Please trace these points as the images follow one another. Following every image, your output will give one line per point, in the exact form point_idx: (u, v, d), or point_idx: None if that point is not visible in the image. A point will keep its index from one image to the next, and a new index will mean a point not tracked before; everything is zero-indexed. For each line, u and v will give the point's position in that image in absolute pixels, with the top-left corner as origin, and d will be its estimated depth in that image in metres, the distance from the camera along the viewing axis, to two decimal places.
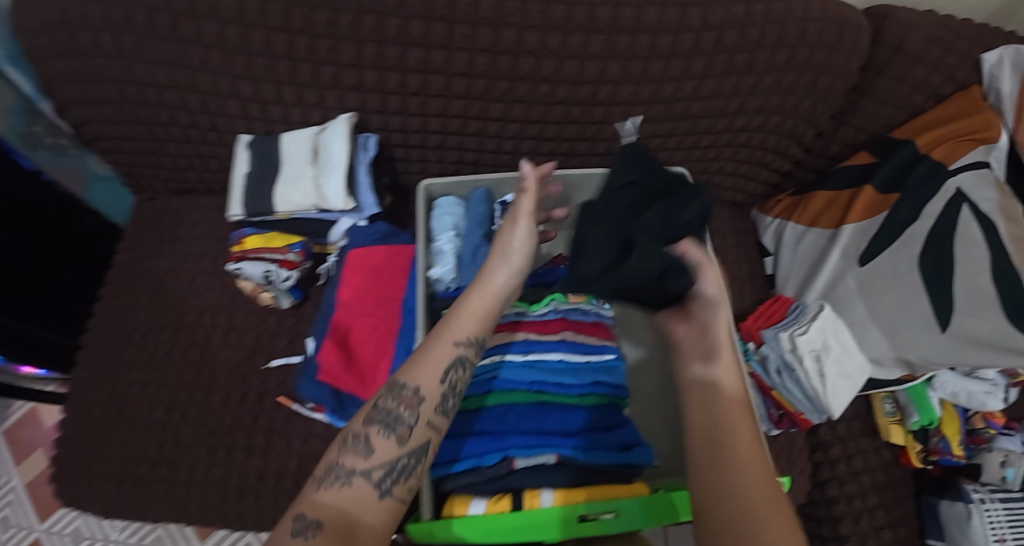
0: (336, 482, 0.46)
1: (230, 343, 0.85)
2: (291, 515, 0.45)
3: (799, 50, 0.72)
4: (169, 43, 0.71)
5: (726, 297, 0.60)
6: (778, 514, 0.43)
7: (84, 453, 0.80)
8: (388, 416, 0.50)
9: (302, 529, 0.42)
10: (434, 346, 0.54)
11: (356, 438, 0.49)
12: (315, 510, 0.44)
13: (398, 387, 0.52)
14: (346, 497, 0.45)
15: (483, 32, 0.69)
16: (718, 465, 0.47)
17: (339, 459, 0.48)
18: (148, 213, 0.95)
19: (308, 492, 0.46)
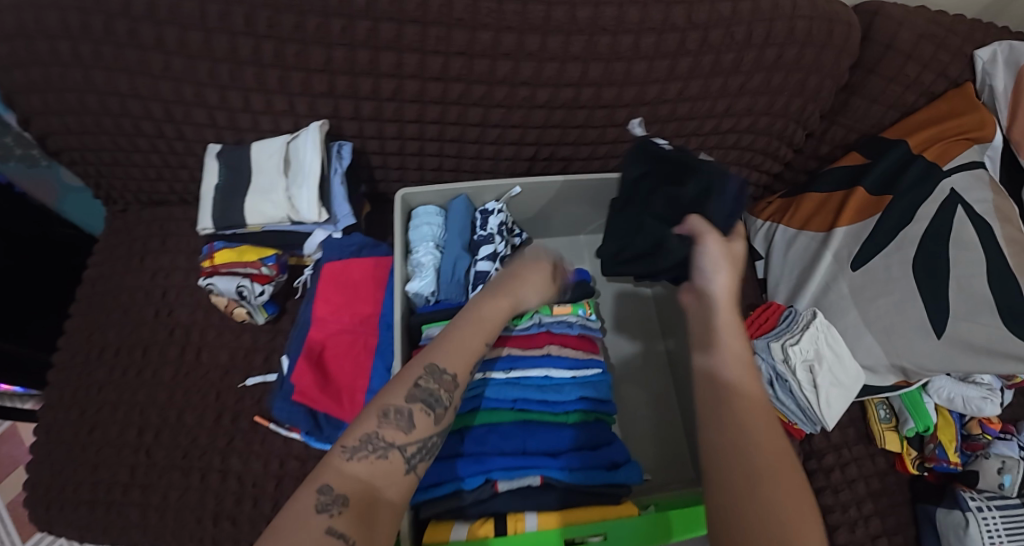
0: (371, 454, 0.45)
1: (203, 362, 0.82)
2: (317, 484, 0.43)
3: (788, 49, 0.70)
4: (128, 51, 0.67)
5: (724, 265, 0.54)
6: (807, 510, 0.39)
7: (49, 481, 0.76)
8: (428, 396, 0.50)
9: (330, 504, 0.41)
10: (471, 333, 0.55)
11: (395, 412, 0.48)
12: (344, 481, 0.43)
13: (438, 370, 0.51)
14: (378, 472, 0.45)
15: (458, 34, 0.65)
16: (741, 456, 0.42)
17: (376, 430, 0.47)
18: (118, 226, 0.91)
19: (337, 461, 0.44)
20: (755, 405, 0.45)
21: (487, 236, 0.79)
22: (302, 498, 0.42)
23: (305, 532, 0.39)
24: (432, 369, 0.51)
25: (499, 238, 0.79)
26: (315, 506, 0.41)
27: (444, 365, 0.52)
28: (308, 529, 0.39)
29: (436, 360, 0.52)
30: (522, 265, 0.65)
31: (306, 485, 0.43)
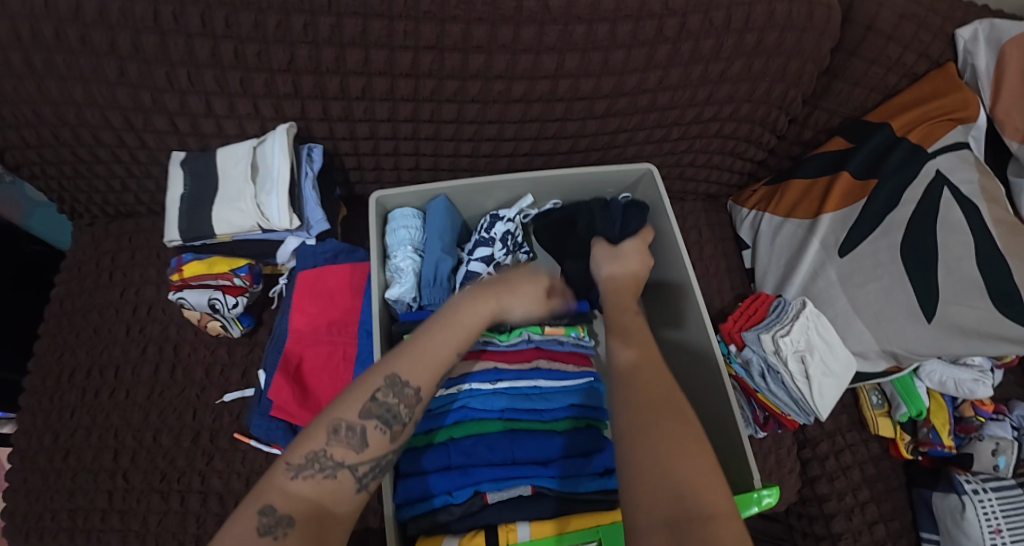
0: (318, 473, 0.44)
1: (178, 380, 0.79)
2: (258, 503, 0.42)
3: (768, 34, 0.68)
4: (81, 58, 0.64)
5: (634, 258, 0.71)
6: (703, 482, 0.41)
7: (22, 513, 0.72)
8: (385, 411, 0.48)
9: (272, 527, 0.40)
10: (441, 341, 0.52)
11: (347, 429, 0.46)
12: (286, 502, 0.42)
13: (400, 382, 0.49)
14: (324, 492, 0.44)
15: (426, 28, 0.63)
16: (648, 436, 0.44)
17: (325, 447, 0.45)
18: (85, 241, 0.87)
19: (280, 479, 0.43)
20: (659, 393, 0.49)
21: (490, 237, 0.78)
22: (240, 517, 0.41)
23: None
24: (392, 380, 0.49)
25: (500, 244, 0.78)
26: (257, 528, 0.40)
27: (406, 377, 0.49)
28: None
29: (399, 370, 0.49)
30: (510, 276, 0.62)
31: (246, 502, 0.42)
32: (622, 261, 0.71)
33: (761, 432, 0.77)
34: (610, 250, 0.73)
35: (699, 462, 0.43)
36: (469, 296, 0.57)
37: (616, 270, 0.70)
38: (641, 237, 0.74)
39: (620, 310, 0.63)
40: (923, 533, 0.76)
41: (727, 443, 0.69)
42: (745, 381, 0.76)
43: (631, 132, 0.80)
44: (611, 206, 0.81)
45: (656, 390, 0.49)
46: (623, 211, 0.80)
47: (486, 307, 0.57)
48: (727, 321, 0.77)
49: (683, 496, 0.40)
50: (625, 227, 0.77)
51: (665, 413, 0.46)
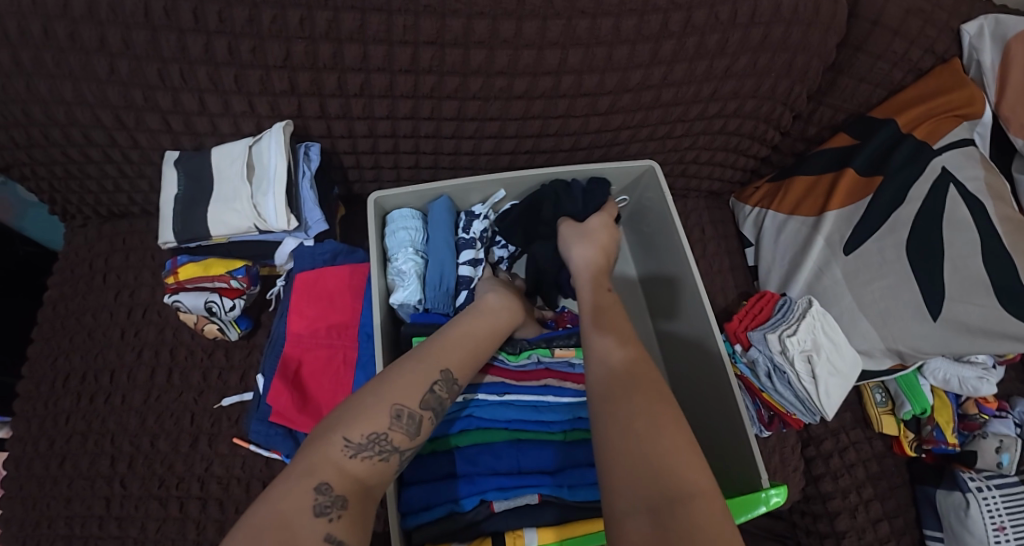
0: (375, 455, 0.45)
1: (175, 384, 0.78)
2: (315, 479, 0.41)
3: (774, 28, 0.67)
4: (71, 55, 0.62)
5: (602, 229, 0.72)
6: (689, 463, 0.41)
7: (19, 520, 0.71)
8: (438, 404, 0.50)
9: (328, 507, 0.40)
10: (483, 346, 0.57)
11: (407, 416, 0.48)
12: (343, 480, 0.42)
13: (450, 378, 0.52)
14: (376, 473, 0.45)
15: (425, 22, 0.61)
16: (627, 422, 0.44)
17: (384, 430, 0.46)
18: (77, 243, 0.85)
19: (337, 455, 0.43)
20: (643, 380, 0.48)
21: (470, 239, 0.78)
22: (295, 490, 0.40)
23: (301, 533, 0.38)
24: (446, 376, 0.52)
25: (481, 243, 0.78)
26: (313, 507, 0.39)
27: (456, 375, 0.53)
28: (304, 530, 0.38)
29: (451, 367, 0.52)
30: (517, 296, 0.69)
31: (299, 475, 0.41)
32: (590, 238, 0.71)
33: (766, 431, 0.77)
34: (576, 227, 0.73)
35: (680, 443, 0.42)
36: (502, 304, 0.63)
37: (588, 250, 0.69)
38: (607, 211, 0.75)
39: (608, 303, 0.61)
40: (927, 531, 0.76)
41: (733, 440, 0.69)
42: (750, 381, 0.75)
43: (635, 128, 0.79)
44: (572, 187, 0.78)
45: (639, 376, 0.48)
46: (584, 192, 0.77)
47: (515, 318, 0.63)
48: (733, 320, 0.76)
49: (662, 478, 0.39)
50: (586, 204, 0.76)
51: (650, 400, 0.45)
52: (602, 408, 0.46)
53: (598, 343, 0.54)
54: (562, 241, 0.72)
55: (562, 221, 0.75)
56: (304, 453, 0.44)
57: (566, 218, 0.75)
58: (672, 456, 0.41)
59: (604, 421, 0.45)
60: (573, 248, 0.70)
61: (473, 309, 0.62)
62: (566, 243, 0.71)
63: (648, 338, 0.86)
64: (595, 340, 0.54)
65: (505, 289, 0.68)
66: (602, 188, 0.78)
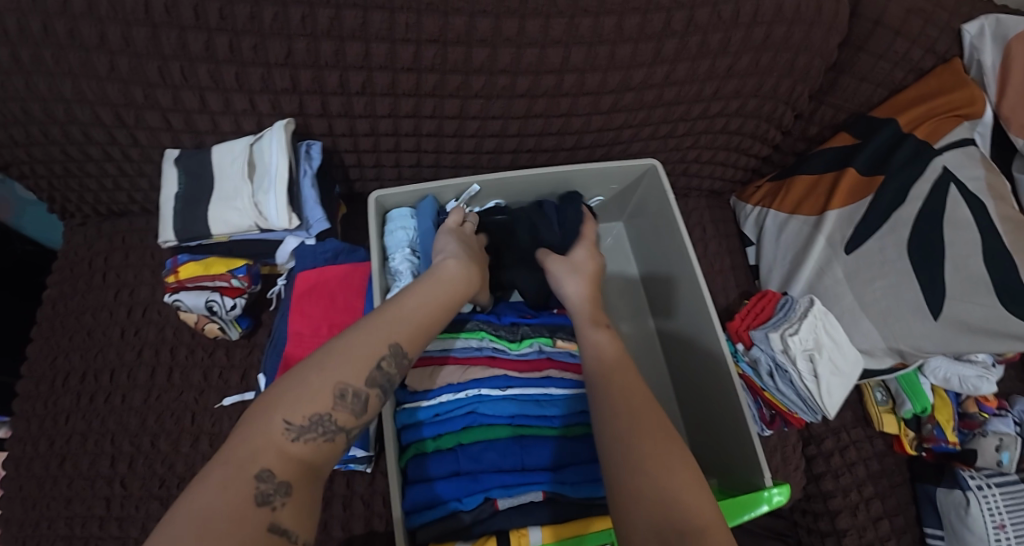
0: (319, 436, 0.43)
1: (175, 384, 0.77)
2: (256, 465, 0.39)
3: (776, 28, 0.67)
4: (70, 53, 0.61)
5: (593, 263, 0.72)
6: (695, 494, 0.44)
7: (18, 521, 0.71)
8: (385, 381, 0.48)
9: (271, 495, 0.39)
10: (435, 316, 0.54)
11: (352, 395, 0.45)
12: (285, 465, 0.41)
13: (400, 352, 0.49)
14: (321, 454, 0.43)
15: (428, 20, 0.61)
16: (633, 456, 0.46)
17: (329, 410, 0.44)
18: (77, 242, 0.85)
19: (277, 439, 0.41)
20: (647, 410, 0.50)
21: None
22: (233, 478, 0.38)
23: (243, 526, 0.36)
24: (396, 350, 0.49)
25: None
26: (254, 496, 0.38)
27: (407, 349, 0.50)
28: (243, 522, 0.37)
29: (401, 341, 0.50)
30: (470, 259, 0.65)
31: (238, 462, 0.39)
32: (579, 271, 0.70)
33: (768, 430, 0.76)
34: (562, 258, 0.72)
35: (685, 477, 0.45)
36: (459, 271, 0.61)
37: (580, 286, 0.68)
38: (586, 238, 0.76)
39: (601, 326, 0.63)
40: (927, 529, 0.77)
41: (734, 439, 0.70)
42: (752, 379, 0.75)
43: (637, 128, 0.78)
44: (546, 208, 0.80)
45: (640, 404, 0.51)
46: (558, 211, 0.79)
47: (471, 284, 0.61)
48: (735, 320, 0.77)
49: (673, 511, 0.42)
50: (563, 224, 0.77)
51: (654, 431, 0.48)
52: (609, 432, 0.49)
53: (596, 338, 0.60)
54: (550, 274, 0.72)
55: (539, 252, 0.74)
56: (243, 435, 0.41)
57: (544, 249, 0.74)
58: (681, 490, 0.43)
59: (610, 447, 0.48)
60: (563, 278, 0.70)
61: (429, 277, 0.59)
62: (556, 275, 0.70)
63: (648, 336, 0.87)
64: (596, 364, 0.57)
65: (466, 254, 0.65)
66: (573, 206, 0.79)
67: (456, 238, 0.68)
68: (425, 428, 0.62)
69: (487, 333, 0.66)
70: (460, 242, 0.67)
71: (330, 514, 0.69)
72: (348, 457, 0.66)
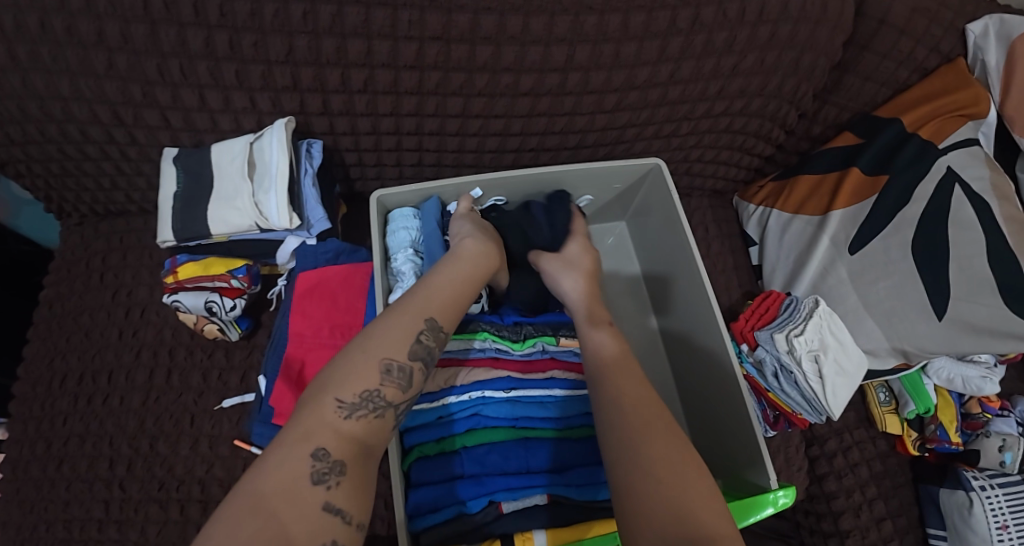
0: (369, 413, 0.44)
1: (174, 385, 0.76)
2: (310, 445, 0.40)
3: (781, 26, 0.67)
4: (68, 50, 0.60)
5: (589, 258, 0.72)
6: (706, 499, 0.43)
7: (15, 524, 0.70)
8: (426, 354, 0.48)
9: (326, 473, 0.39)
10: (463, 293, 0.55)
11: (398, 369, 0.46)
12: (339, 444, 0.41)
13: (436, 326, 0.50)
14: (373, 430, 0.44)
15: (431, 17, 0.60)
16: (632, 459, 0.46)
17: (377, 386, 0.44)
18: (74, 242, 0.83)
19: (329, 418, 0.42)
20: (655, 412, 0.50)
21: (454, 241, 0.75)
22: (291, 458, 0.39)
23: (304, 505, 0.37)
24: (433, 324, 0.49)
25: None
26: (310, 474, 0.39)
27: (442, 323, 0.50)
28: (302, 501, 0.37)
29: (435, 315, 0.50)
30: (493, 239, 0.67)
31: (294, 442, 0.40)
32: (574, 268, 0.70)
33: (771, 431, 0.76)
34: (556, 257, 0.71)
35: (696, 481, 0.44)
36: (482, 250, 0.61)
37: (578, 281, 0.68)
38: (580, 233, 0.75)
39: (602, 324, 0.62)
40: (930, 529, 0.76)
41: (740, 442, 0.69)
42: (756, 380, 0.75)
43: (640, 127, 0.78)
44: (532, 210, 0.77)
45: (647, 406, 0.50)
46: (546, 212, 0.77)
47: (494, 261, 0.62)
48: (739, 321, 0.77)
49: (684, 515, 0.41)
50: (554, 228, 0.75)
51: (663, 435, 0.48)
52: (613, 434, 0.49)
53: (598, 338, 0.60)
54: (544, 271, 0.71)
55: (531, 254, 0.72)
56: (297, 418, 0.42)
57: (535, 249, 0.73)
58: (693, 495, 0.43)
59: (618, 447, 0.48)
60: (555, 275, 0.69)
61: (451, 257, 0.59)
62: (550, 274, 0.70)
63: (650, 334, 0.87)
64: (601, 361, 0.57)
65: (482, 233, 0.66)
66: (561, 207, 0.77)
67: (471, 222, 0.68)
68: (428, 431, 0.62)
69: (490, 334, 0.64)
70: (476, 226, 0.68)
71: None
72: None
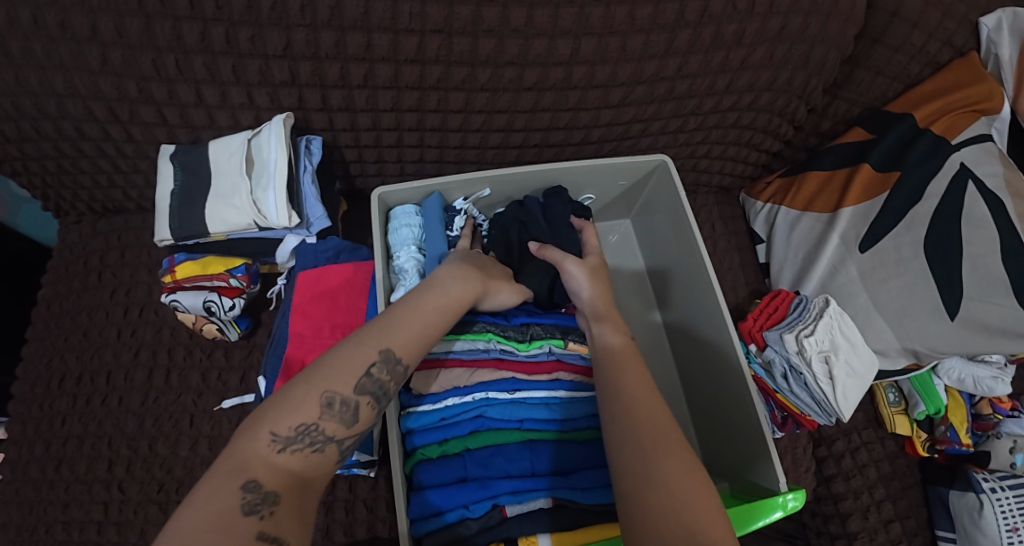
0: (306, 447, 0.43)
1: (173, 385, 0.75)
2: (242, 476, 0.39)
3: (792, 18, 0.65)
4: (61, 45, 0.59)
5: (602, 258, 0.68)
6: (708, 498, 0.43)
7: (14, 526, 0.69)
8: (377, 388, 0.47)
9: (258, 504, 0.38)
10: (436, 323, 0.52)
11: (340, 403, 0.44)
12: (273, 476, 0.40)
13: (393, 359, 0.47)
14: (311, 465, 0.43)
15: (433, 9, 0.59)
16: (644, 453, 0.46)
17: (315, 420, 0.43)
18: (71, 240, 0.82)
19: (263, 451, 0.41)
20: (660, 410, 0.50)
21: (455, 237, 0.75)
22: (219, 490, 0.38)
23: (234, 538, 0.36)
24: (387, 356, 0.47)
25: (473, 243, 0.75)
26: (241, 506, 0.38)
27: (400, 354, 0.48)
28: (232, 531, 0.36)
29: (393, 346, 0.48)
30: (487, 264, 0.64)
31: (224, 474, 0.39)
32: (594, 275, 0.64)
33: (779, 432, 0.75)
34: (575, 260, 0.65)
35: (700, 477, 0.44)
36: (461, 274, 0.58)
37: (601, 292, 0.63)
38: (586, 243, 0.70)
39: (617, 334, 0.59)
40: (939, 532, 0.75)
41: (746, 439, 0.68)
42: (764, 381, 0.74)
43: (646, 122, 0.76)
44: (529, 205, 0.75)
45: (653, 404, 0.50)
46: (543, 207, 0.75)
47: (476, 287, 0.58)
48: (747, 320, 0.75)
49: (683, 512, 0.41)
50: (553, 220, 0.74)
51: (669, 431, 0.47)
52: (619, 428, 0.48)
53: (614, 351, 0.56)
54: (566, 275, 0.64)
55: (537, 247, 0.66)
56: (231, 446, 0.41)
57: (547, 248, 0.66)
58: (694, 492, 0.43)
59: (621, 441, 0.48)
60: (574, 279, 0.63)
61: (425, 283, 0.55)
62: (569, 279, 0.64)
63: (653, 333, 0.86)
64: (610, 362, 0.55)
65: (470, 265, 0.61)
66: (556, 201, 0.76)
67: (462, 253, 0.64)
68: (432, 433, 0.61)
69: (494, 335, 0.62)
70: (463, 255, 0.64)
71: (332, 519, 0.68)
72: (349, 461, 0.64)
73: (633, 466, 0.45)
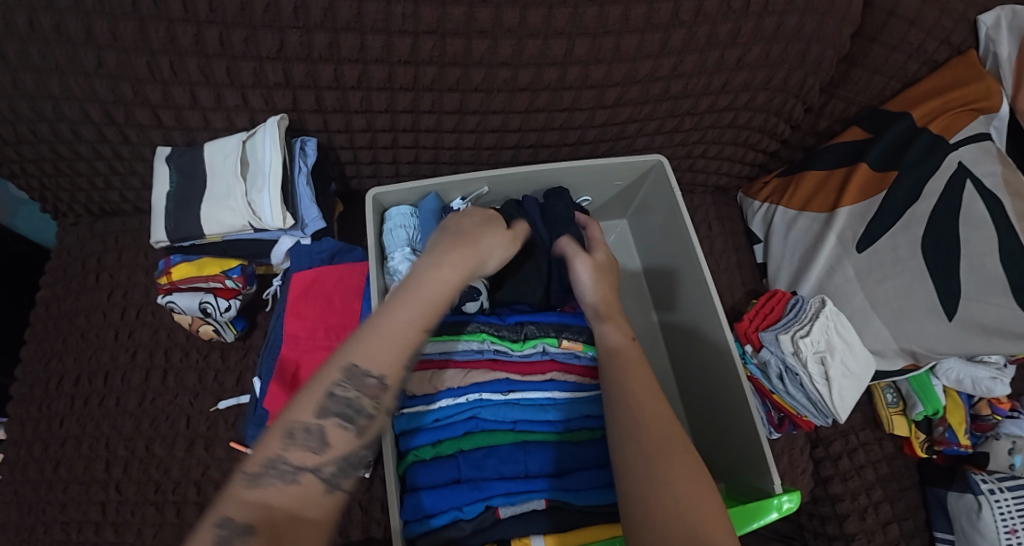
0: (278, 478, 0.39)
1: (170, 386, 0.76)
2: (216, 516, 0.37)
3: (788, 17, 0.65)
4: (56, 48, 0.59)
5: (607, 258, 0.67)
6: (709, 503, 0.43)
7: (13, 526, 0.69)
8: (349, 407, 0.43)
9: (231, 537, 0.36)
10: (407, 319, 0.46)
11: (303, 430, 0.42)
12: (246, 509, 0.37)
13: (359, 373, 0.44)
14: (292, 495, 0.39)
15: (426, 10, 0.59)
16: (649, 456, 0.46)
17: (281, 451, 0.40)
18: (69, 242, 0.83)
19: (237, 489, 0.39)
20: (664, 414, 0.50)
21: None
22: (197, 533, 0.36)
23: None
24: (351, 372, 0.43)
25: None
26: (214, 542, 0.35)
27: (367, 366, 0.44)
28: None
29: (357, 360, 0.44)
30: (481, 242, 0.58)
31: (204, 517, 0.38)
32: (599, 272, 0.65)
33: (775, 433, 0.75)
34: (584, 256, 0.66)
35: (702, 481, 0.44)
36: (435, 262, 0.51)
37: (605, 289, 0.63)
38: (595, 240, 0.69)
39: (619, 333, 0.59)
40: (937, 533, 0.75)
41: (742, 440, 0.68)
42: (761, 382, 0.74)
43: (641, 123, 0.76)
44: (525, 204, 0.75)
45: (657, 408, 0.50)
46: (540, 208, 0.75)
47: (455, 273, 0.51)
48: (743, 320, 0.75)
49: (683, 514, 0.41)
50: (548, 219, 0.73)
51: (672, 435, 0.47)
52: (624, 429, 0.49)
53: (621, 352, 0.57)
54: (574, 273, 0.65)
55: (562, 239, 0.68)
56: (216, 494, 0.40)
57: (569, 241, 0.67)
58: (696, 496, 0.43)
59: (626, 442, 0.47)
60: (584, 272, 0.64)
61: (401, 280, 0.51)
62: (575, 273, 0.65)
63: (652, 334, 0.85)
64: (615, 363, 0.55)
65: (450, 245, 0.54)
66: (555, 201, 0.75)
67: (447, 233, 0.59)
68: (425, 434, 0.61)
69: (488, 335, 0.62)
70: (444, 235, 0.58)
71: None
72: None
73: (636, 470, 0.45)
